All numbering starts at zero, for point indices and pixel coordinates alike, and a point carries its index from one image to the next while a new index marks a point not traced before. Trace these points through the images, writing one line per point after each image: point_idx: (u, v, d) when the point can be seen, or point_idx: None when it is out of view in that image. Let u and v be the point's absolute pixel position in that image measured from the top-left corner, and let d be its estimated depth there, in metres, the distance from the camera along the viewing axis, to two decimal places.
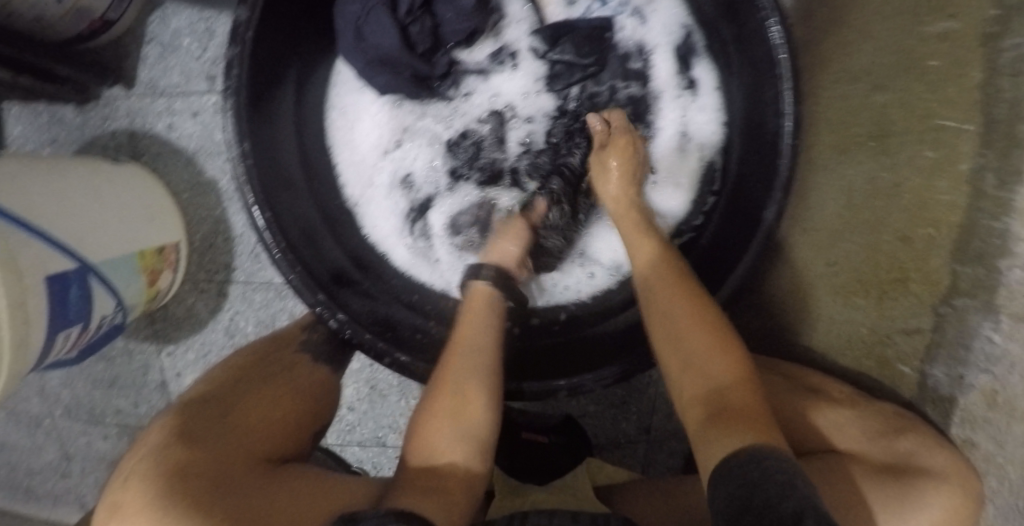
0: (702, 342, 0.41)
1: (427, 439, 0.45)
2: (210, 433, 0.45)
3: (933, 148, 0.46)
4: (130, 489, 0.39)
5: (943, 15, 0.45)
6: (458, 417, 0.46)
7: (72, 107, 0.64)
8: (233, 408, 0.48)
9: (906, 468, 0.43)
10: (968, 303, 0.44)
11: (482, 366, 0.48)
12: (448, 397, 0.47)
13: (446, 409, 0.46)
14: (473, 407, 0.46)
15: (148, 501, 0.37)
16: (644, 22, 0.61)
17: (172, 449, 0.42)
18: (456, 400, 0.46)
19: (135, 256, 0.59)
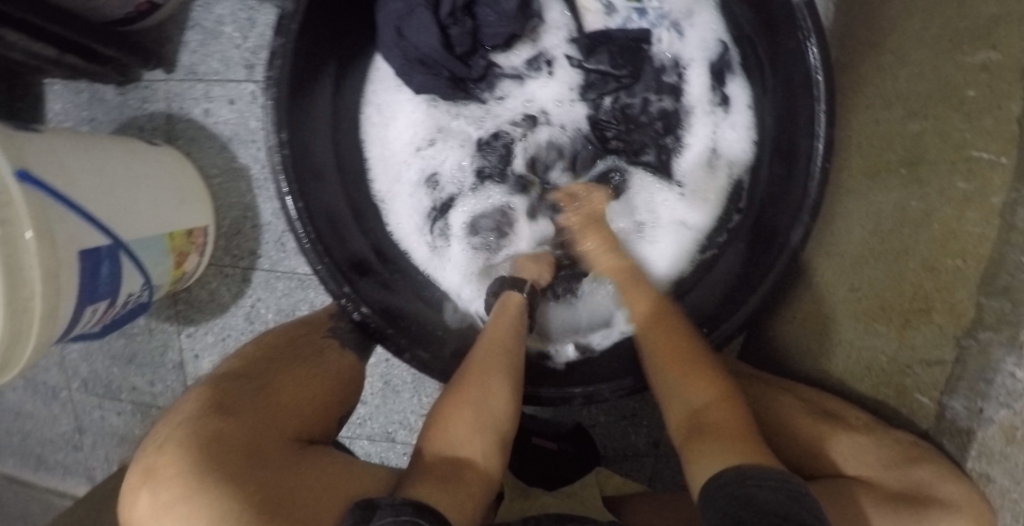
0: (676, 374, 0.48)
1: (444, 434, 0.48)
2: (242, 406, 0.50)
3: (967, 179, 0.46)
4: (165, 453, 0.44)
5: (984, 46, 0.45)
6: (475, 416, 0.49)
7: (113, 87, 0.65)
8: (266, 385, 0.53)
9: (921, 499, 0.44)
10: (991, 337, 0.44)
11: (502, 369, 0.52)
12: (468, 397, 0.50)
13: (465, 407, 0.49)
14: (489, 408, 0.50)
15: (180, 468, 0.43)
16: (681, 36, 0.61)
17: (205, 418, 0.47)
18: (476, 399, 0.50)
19: (164, 236, 0.60)
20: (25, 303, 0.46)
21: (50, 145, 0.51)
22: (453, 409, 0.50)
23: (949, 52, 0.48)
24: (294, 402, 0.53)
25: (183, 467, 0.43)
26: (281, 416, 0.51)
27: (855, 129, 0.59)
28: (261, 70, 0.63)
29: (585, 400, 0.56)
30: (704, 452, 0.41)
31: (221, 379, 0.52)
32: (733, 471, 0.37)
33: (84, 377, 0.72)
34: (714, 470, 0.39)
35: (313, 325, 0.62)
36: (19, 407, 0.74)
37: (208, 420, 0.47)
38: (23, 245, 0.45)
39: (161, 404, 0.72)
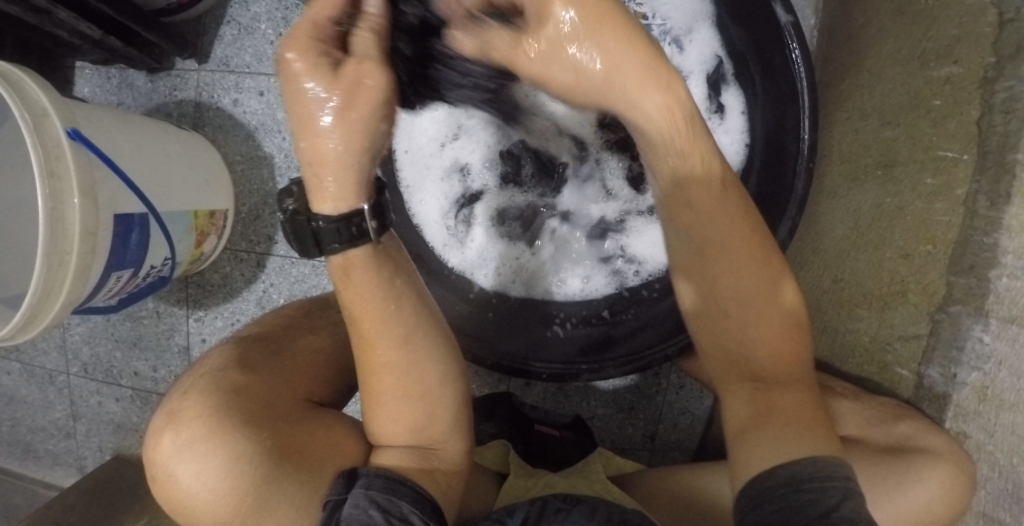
0: (778, 324, 0.48)
1: (386, 421, 0.46)
2: (266, 361, 0.49)
3: (934, 175, 0.53)
4: (192, 398, 0.44)
5: (948, 62, 0.52)
6: (409, 411, 0.46)
7: (145, 74, 0.69)
8: (285, 345, 0.52)
9: (906, 449, 0.49)
10: (961, 310, 0.50)
11: (405, 362, 0.45)
12: (386, 398, 0.46)
13: (393, 407, 0.46)
14: (419, 403, 0.46)
15: (211, 412, 0.43)
16: (681, 50, 0.67)
17: (230, 371, 0.46)
18: (408, 396, 0.46)
19: (190, 214, 0.61)
20: (62, 257, 0.47)
21: (94, 114, 0.53)
22: (381, 413, 0.46)
23: (919, 66, 0.55)
24: (315, 365, 0.52)
25: (206, 411, 0.43)
26: (301, 375, 0.50)
27: (837, 137, 0.67)
28: None
29: (590, 377, 0.61)
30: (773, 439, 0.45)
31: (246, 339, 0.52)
32: (793, 467, 0.42)
33: (84, 360, 0.72)
34: (763, 460, 0.44)
35: (327, 301, 0.61)
36: (13, 392, 0.74)
37: (233, 374, 0.46)
38: (69, 200, 0.47)
39: (162, 390, 0.71)
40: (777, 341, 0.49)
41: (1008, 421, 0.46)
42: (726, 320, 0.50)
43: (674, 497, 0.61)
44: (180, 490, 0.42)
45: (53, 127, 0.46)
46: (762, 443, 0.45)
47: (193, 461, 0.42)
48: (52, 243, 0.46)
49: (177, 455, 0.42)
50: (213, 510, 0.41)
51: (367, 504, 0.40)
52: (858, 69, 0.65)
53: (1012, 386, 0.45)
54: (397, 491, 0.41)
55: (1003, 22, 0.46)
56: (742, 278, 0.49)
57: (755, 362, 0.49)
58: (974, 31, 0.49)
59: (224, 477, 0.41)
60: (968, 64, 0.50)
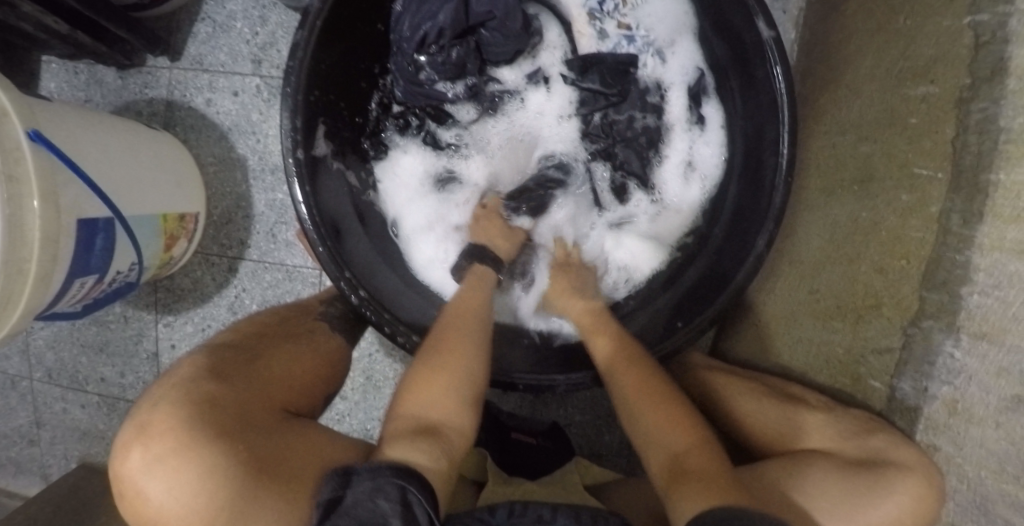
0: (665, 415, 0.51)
1: (415, 390, 0.50)
2: (240, 374, 0.46)
3: (910, 192, 0.53)
4: (159, 411, 0.40)
5: (924, 80, 0.52)
6: (443, 372, 0.51)
7: (115, 70, 0.66)
8: (259, 358, 0.50)
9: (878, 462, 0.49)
10: (933, 325, 0.50)
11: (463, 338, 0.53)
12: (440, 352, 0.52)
13: (442, 360, 0.51)
14: (462, 362, 0.52)
15: (183, 424, 0.39)
16: (664, 62, 0.67)
17: (203, 382, 0.43)
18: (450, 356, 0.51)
19: (158, 217, 0.59)
20: (21, 266, 0.45)
21: (60, 114, 0.51)
22: (427, 364, 0.51)
23: (897, 83, 0.56)
24: (289, 376, 0.50)
25: (177, 423, 0.39)
26: (273, 388, 0.47)
27: (814, 150, 0.68)
28: (268, 65, 0.65)
29: (568, 391, 0.60)
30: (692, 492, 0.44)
31: (215, 349, 0.49)
32: (714, 510, 0.41)
33: (48, 366, 0.70)
34: (691, 509, 0.43)
35: (306, 309, 0.60)
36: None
37: (203, 385, 0.43)
38: (30, 206, 0.45)
39: (129, 396, 0.69)
40: (676, 423, 0.51)
41: (978, 434, 0.47)
42: (632, 412, 0.53)
43: (652, 505, 0.59)
44: (147, 513, 0.38)
45: (12, 127, 0.44)
46: (695, 490, 0.45)
47: (163, 477, 0.38)
48: (11, 250, 0.44)
49: (142, 473, 0.38)
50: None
51: (374, 492, 0.38)
52: (837, 82, 0.65)
53: (981, 401, 0.47)
54: (402, 478, 0.40)
55: (978, 45, 0.47)
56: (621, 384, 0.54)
57: (666, 437, 0.50)
58: (949, 51, 0.50)
59: (194, 495, 0.37)
60: (944, 83, 0.50)
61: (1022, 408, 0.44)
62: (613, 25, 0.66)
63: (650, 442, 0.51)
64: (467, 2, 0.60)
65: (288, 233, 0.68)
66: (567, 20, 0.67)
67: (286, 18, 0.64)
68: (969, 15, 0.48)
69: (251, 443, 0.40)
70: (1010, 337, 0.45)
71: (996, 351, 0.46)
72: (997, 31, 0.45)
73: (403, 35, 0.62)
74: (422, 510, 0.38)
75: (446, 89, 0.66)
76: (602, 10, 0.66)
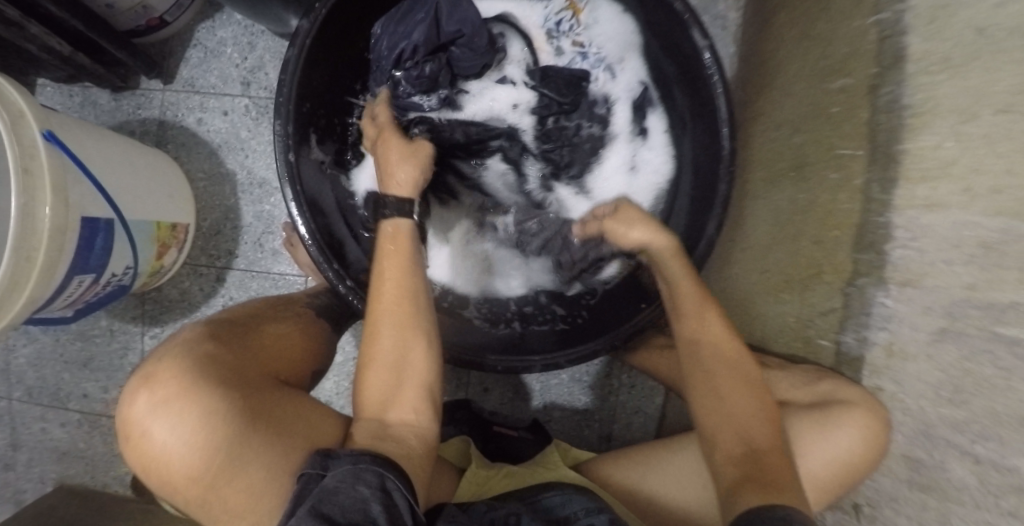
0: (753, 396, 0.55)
1: (370, 391, 0.53)
2: (238, 341, 0.49)
3: (836, 171, 0.62)
4: (168, 365, 0.44)
5: (840, 75, 0.62)
6: (397, 368, 0.53)
7: (109, 93, 0.71)
8: (255, 331, 0.52)
9: (830, 402, 0.59)
10: (866, 281, 0.57)
11: (404, 324, 0.54)
12: (380, 351, 0.53)
13: (388, 360, 0.53)
14: (406, 361, 0.54)
15: (188, 378, 0.42)
16: (613, 77, 0.75)
17: (204, 343, 0.47)
18: (398, 350, 0.53)
19: (152, 225, 0.63)
20: (30, 253, 0.48)
21: (83, 130, 0.57)
22: (374, 366, 0.53)
23: (819, 80, 0.66)
24: (280, 351, 0.52)
25: (182, 375, 0.43)
26: (268, 352, 0.51)
27: (754, 149, 0.78)
28: (256, 86, 0.71)
29: (543, 368, 0.67)
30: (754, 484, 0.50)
31: (215, 320, 0.52)
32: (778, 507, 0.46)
33: (27, 384, 0.70)
34: (752, 501, 0.48)
35: (291, 299, 0.62)
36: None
37: (202, 341, 0.47)
38: (42, 197, 0.48)
39: (112, 411, 0.70)
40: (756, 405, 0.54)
41: (912, 368, 0.53)
42: (708, 395, 0.56)
43: (626, 470, 0.64)
44: (153, 452, 0.41)
45: (29, 129, 0.49)
46: (751, 483, 0.49)
47: (167, 423, 0.41)
48: (20, 236, 0.47)
49: (146, 417, 0.42)
50: (187, 470, 0.41)
51: (354, 479, 0.41)
52: (770, 88, 0.75)
53: (913, 338, 0.53)
54: (381, 465, 0.42)
55: (881, 39, 0.57)
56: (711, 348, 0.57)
57: (739, 419, 0.54)
58: (861, 49, 0.59)
59: (194, 443, 0.41)
60: (858, 75, 0.60)
61: (945, 339, 0.51)
62: (569, 43, 0.75)
63: (723, 426, 0.54)
64: (439, 22, 0.67)
65: (276, 241, 0.72)
66: (528, 38, 0.75)
67: (274, 45, 0.70)
68: (872, 16, 0.58)
69: (248, 391, 0.44)
70: (929, 281, 0.52)
71: (919, 293, 0.53)
72: (895, 26, 0.55)
73: (382, 52, 0.69)
74: (400, 497, 0.41)
75: (422, 102, 0.72)
76: (558, 30, 0.75)
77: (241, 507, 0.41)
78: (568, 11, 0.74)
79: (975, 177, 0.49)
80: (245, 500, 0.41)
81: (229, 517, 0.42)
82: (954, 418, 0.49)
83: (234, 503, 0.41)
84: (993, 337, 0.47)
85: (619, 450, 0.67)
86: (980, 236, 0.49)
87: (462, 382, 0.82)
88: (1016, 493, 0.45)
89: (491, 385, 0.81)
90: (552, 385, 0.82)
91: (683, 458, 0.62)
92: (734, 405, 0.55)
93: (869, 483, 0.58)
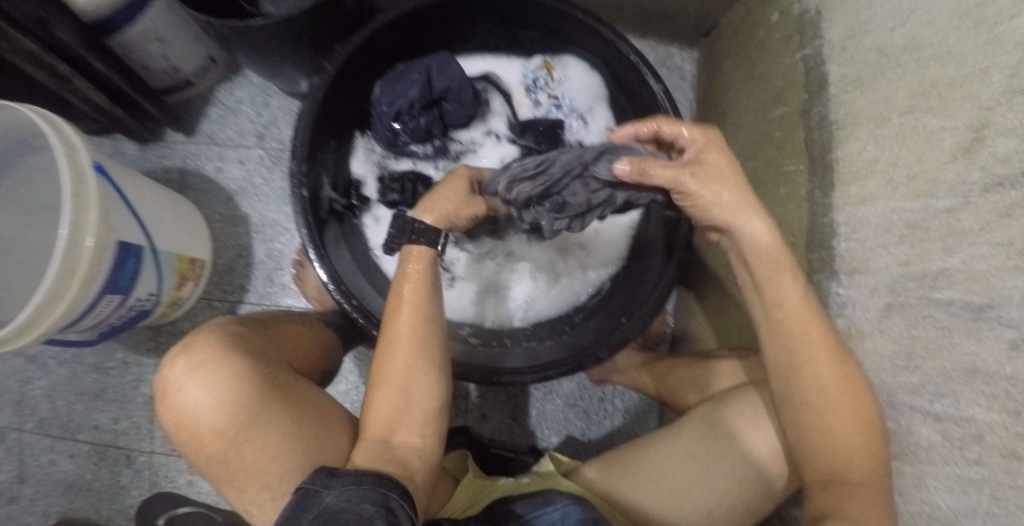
0: (858, 433, 0.49)
1: (379, 410, 0.52)
2: (261, 335, 0.60)
3: (785, 186, 0.70)
4: (205, 343, 0.55)
5: (779, 105, 0.72)
6: (406, 389, 0.52)
7: (136, 144, 0.82)
8: (272, 329, 0.63)
9: None
10: (821, 276, 0.64)
11: (416, 347, 0.53)
12: (392, 372, 0.53)
13: (398, 381, 0.52)
14: (416, 384, 0.53)
15: (222, 355, 0.54)
16: (585, 124, 0.86)
17: (233, 330, 0.58)
18: (411, 371, 0.53)
19: (175, 256, 0.71)
20: (74, 264, 0.57)
21: (125, 172, 0.66)
22: (384, 387, 0.52)
23: (764, 112, 0.75)
24: (298, 348, 0.63)
25: (216, 353, 0.54)
26: (285, 347, 0.61)
27: None
28: (270, 139, 0.83)
29: (535, 381, 0.71)
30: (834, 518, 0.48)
31: (240, 317, 0.63)
32: None
33: (40, 416, 0.73)
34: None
35: (306, 314, 0.72)
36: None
37: (234, 327, 0.59)
38: (89, 217, 0.57)
39: (121, 441, 0.73)
40: (862, 433, 0.48)
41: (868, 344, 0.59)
42: (813, 429, 0.51)
43: (609, 477, 0.62)
44: (183, 407, 0.52)
45: (81, 159, 0.58)
46: (853, 508, 0.47)
47: (201, 389, 0.52)
48: (67, 247, 0.55)
49: (180, 377, 0.53)
50: (213, 426, 0.52)
51: (359, 499, 0.43)
52: (723, 125, 0.86)
53: (865, 317, 0.59)
54: (385, 486, 0.45)
55: (807, 71, 0.68)
56: (819, 369, 0.50)
57: (849, 447, 0.49)
58: (793, 81, 0.70)
59: (225, 408, 0.52)
60: (793, 103, 0.70)
61: (891, 313, 0.56)
62: (545, 96, 0.85)
63: (815, 450, 0.51)
64: (431, 82, 0.76)
65: (285, 276, 0.81)
66: (509, 94, 0.86)
67: (285, 104, 0.84)
68: (799, 53, 0.70)
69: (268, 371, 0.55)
70: (872, 263, 0.58)
71: (866, 277, 0.59)
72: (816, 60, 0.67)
73: (382, 109, 0.78)
74: (403, 514, 0.44)
75: (418, 149, 0.83)
76: (534, 86, 0.86)
77: (256, 463, 0.51)
78: (543, 70, 0.85)
79: (893, 169, 0.56)
80: (262, 458, 0.51)
81: (244, 477, 0.51)
82: (913, 382, 0.54)
83: (251, 459, 0.51)
84: (932, 302, 0.52)
85: (607, 453, 0.65)
86: (905, 219, 0.55)
87: (460, 408, 0.83)
88: (976, 441, 0.47)
89: (489, 411, 0.83)
90: (547, 409, 0.84)
91: (652, 458, 0.61)
92: (844, 440, 0.49)
93: None
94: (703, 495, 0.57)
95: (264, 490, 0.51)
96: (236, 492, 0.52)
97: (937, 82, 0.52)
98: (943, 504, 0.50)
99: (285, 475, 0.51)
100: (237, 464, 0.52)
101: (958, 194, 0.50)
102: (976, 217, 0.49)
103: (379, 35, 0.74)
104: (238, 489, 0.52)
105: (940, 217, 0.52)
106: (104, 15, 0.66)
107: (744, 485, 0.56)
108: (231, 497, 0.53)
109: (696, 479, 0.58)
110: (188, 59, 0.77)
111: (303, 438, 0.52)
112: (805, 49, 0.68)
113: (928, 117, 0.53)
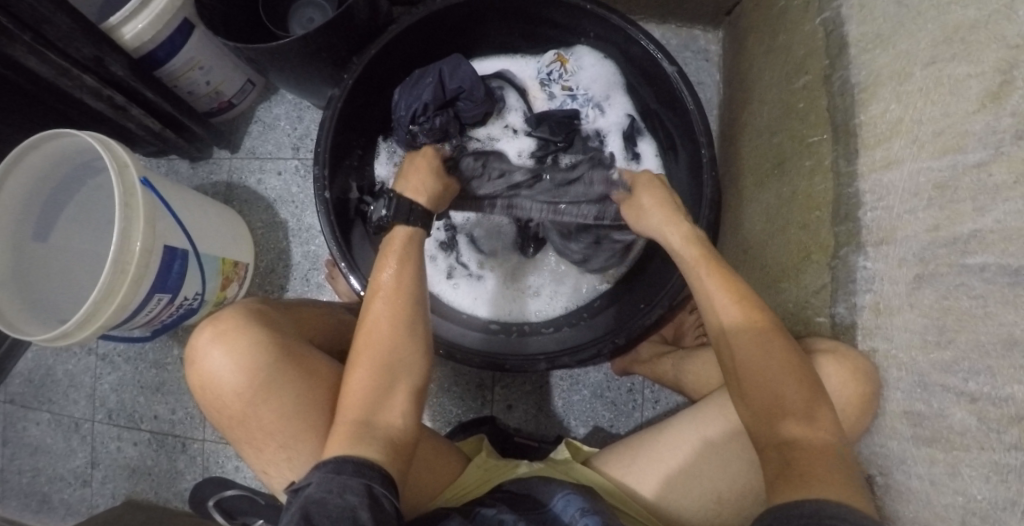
0: (781, 368, 0.51)
1: (356, 387, 0.53)
2: (279, 314, 0.64)
3: (810, 157, 0.63)
4: (227, 315, 0.59)
5: (802, 73, 0.66)
6: (387, 366, 0.54)
7: (188, 163, 0.93)
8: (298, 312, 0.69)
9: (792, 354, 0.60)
10: (849, 250, 0.56)
11: (397, 320, 0.56)
12: (370, 349, 0.55)
13: (376, 360, 0.54)
14: (398, 362, 0.55)
15: (241, 326, 0.58)
16: (603, 112, 0.86)
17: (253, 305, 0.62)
18: (392, 347, 0.55)
19: (219, 259, 0.79)
20: (124, 265, 0.62)
21: (178, 189, 0.74)
22: (364, 364, 0.54)
23: (788, 83, 0.69)
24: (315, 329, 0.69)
25: (234, 323, 0.58)
26: (304, 324, 0.67)
27: (743, 158, 0.81)
28: (305, 150, 0.91)
29: (548, 366, 0.72)
30: (798, 485, 0.45)
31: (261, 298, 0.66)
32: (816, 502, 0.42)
33: (109, 407, 0.87)
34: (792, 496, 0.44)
35: (334, 309, 0.75)
36: (39, 442, 0.88)
37: (256, 304, 0.63)
38: (138, 224, 0.63)
39: (177, 430, 0.86)
40: (789, 371, 0.51)
41: (898, 319, 0.51)
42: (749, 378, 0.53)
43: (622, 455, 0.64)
44: (209, 372, 0.58)
45: (130, 174, 0.64)
46: (811, 480, 0.45)
47: (223, 357, 0.57)
48: (118, 251, 0.61)
49: (206, 345, 0.58)
50: (232, 392, 0.57)
51: (341, 488, 0.45)
52: (751, 101, 0.81)
53: (894, 292, 0.51)
54: (367, 475, 0.46)
55: (828, 34, 0.61)
56: (760, 343, 0.53)
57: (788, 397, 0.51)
58: (815, 48, 0.63)
59: (242, 374, 0.56)
60: (814, 71, 0.63)
61: (922, 285, 0.49)
62: (559, 88, 0.85)
63: (765, 409, 0.51)
64: (442, 83, 0.79)
65: (320, 276, 0.89)
66: (524, 88, 0.87)
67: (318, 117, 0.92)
68: (819, 17, 0.63)
69: (284, 342, 0.59)
70: (900, 233, 0.50)
71: (894, 249, 0.51)
72: (837, 19, 0.60)
73: (400, 113, 0.81)
74: (386, 502, 0.45)
75: None
76: (548, 79, 0.85)
77: (273, 424, 0.56)
78: (557, 63, 0.84)
79: (918, 127, 0.49)
80: (279, 419, 0.56)
81: (262, 437, 0.57)
82: (943, 359, 0.47)
83: (268, 420, 0.56)
84: (964, 270, 0.46)
85: (621, 441, 0.66)
86: (933, 179, 0.48)
87: (486, 398, 0.85)
88: (1017, 423, 0.41)
89: (514, 402, 0.84)
90: (573, 401, 0.84)
91: (658, 444, 0.62)
92: (780, 386, 0.51)
93: (879, 450, 0.55)
94: (713, 477, 0.59)
95: (279, 450, 0.57)
96: (257, 452, 0.58)
97: (959, 26, 0.46)
98: (979, 495, 0.44)
99: (300, 436, 0.56)
100: (255, 423, 0.57)
101: (988, 145, 0.44)
102: (1009, 169, 0.42)
103: (392, 46, 0.77)
104: (257, 448, 0.58)
105: (969, 173, 0.45)
106: (150, 50, 0.72)
107: (749, 472, 0.58)
108: (248, 455, 0.59)
109: (707, 463, 0.59)
110: (228, 83, 0.84)
111: (318, 405, 0.58)
112: (825, 12, 0.62)
113: (951, 66, 0.47)
